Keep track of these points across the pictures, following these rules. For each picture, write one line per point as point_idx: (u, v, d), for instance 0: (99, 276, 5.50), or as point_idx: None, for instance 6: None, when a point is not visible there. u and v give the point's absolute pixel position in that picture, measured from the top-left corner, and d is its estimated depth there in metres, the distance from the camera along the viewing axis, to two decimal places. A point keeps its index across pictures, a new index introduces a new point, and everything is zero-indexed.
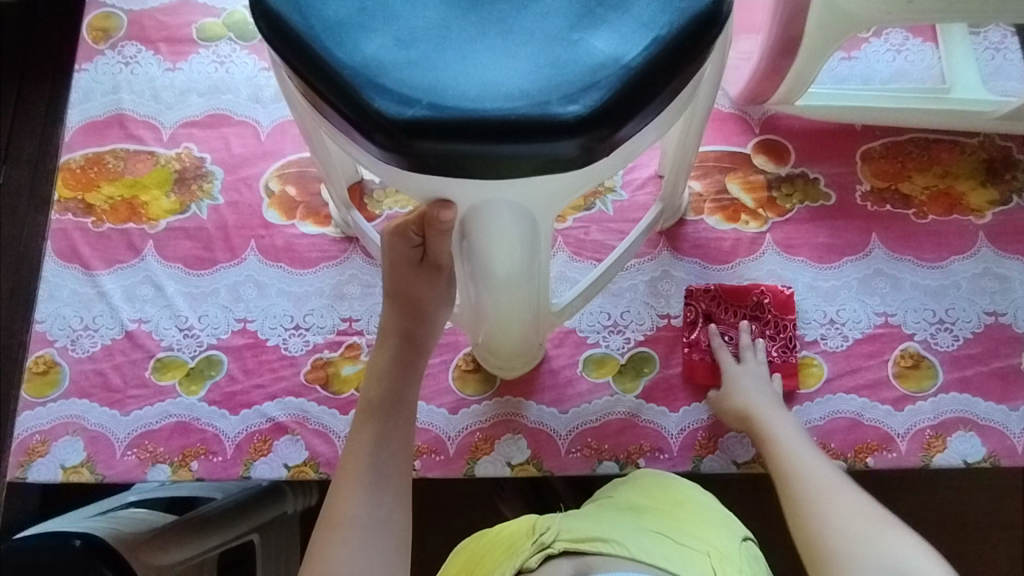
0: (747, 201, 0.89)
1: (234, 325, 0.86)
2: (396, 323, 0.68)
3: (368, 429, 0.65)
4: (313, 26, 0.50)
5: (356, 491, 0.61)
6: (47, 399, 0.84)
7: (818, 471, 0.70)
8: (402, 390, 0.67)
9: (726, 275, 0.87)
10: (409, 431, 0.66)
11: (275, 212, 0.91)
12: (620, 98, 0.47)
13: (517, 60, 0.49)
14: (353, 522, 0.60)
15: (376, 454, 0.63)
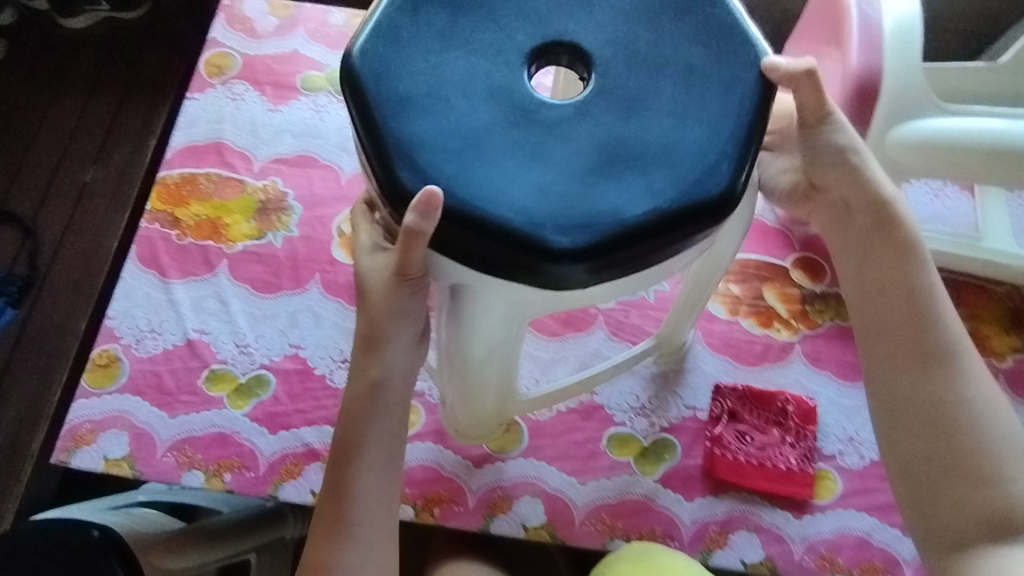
0: (781, 310, 0.95)
1: (287, 350, 0.92)
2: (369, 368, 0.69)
3: (341, 480, 0.69)
4: (382, 96, 0.59)
5: (327, 540, 0.69)
6: (102, 391, 0.89)
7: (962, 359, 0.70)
8: (371, 408, 0.70)
9: (752, 377, 0.91)
10: (383, 475, 0.70)
11: (342, 251, 0.98)
12: (603, 245, 0.55)
13: (538, 184, 0.57)
14: (333, 572, 0.68)
15: (352, 503, 0.69)
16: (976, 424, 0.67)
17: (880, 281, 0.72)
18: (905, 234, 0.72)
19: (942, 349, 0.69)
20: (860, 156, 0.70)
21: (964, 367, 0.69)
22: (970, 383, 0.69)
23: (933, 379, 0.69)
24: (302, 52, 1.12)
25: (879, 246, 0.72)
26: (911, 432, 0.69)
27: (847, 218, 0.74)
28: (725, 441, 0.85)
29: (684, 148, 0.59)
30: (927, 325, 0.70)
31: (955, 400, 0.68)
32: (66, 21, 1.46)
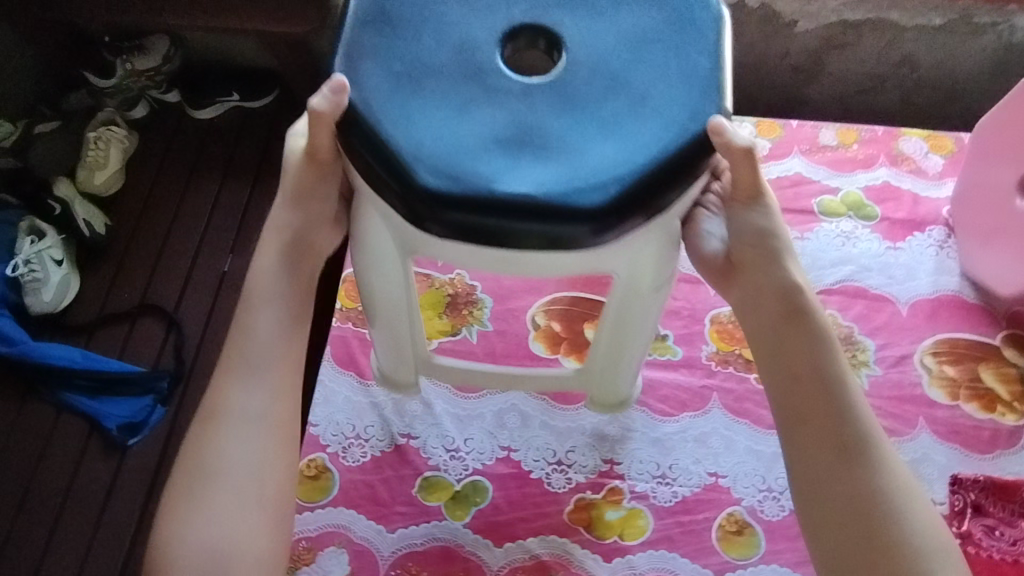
0: (1001, 392, 0.92)
1: (498, 453, 0.89)
2: (290, 219, 0.79)
3: (262, 316, 0.76)
4: (380, 27, 0.73)
5: (230, 379, 0.73)
6: (315, 504, 0.85)
7: (887, 456, 0.67)
8: (293, 274, 0.79)
9: (987, 466, 0.87)
10: (280, 329, 0.76)
11: (540, 345, 0.96)
12: (465, 198, 0.64)
13: (424, 126, 0.68)
14: (227, 414, 0.71)
15: (253, 339, 0.74)
16: (889, 517, 0.64)
17: (792, 366, 0.72)
18: (813, 327, 0.73)
19: (861, 435, 0.68)
20: (777, 243, 0.76)
21: (887, 457, 0.67)
22: (865, 463, 0.66)
23: (846, 464, 0.67)
24: None
25: (787, 330, 0.73)
26: (829, 506, 0.66)
27: (761, 305, 0.76)
28: (976, 537, 0.81)
29: (577, 167, 0.66)
30: (844, 410, 0.69)
31: (874, 488, 0.65)
32: (197, 113, 1.46)
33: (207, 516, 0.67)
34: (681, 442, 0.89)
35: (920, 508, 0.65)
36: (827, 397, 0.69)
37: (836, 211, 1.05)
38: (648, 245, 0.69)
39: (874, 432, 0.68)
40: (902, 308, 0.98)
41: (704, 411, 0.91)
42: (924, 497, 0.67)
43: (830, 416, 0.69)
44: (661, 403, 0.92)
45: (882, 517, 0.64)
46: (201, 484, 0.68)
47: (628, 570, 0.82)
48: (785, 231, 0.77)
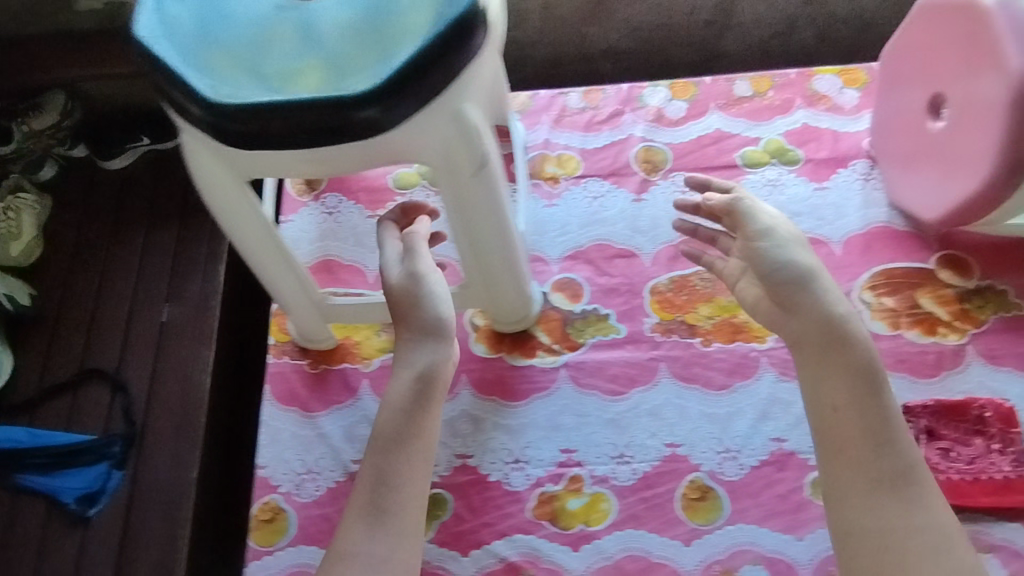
0: (941, 314, 0.92)
1: (455, 462, 0.87)
2: (415, 351, 0.77)
3: (388, 461, 0.73)
4: None
5: (360, 502, 0.71)
6: (275, 547, 0.83)
7: (935, 499, 0.71)
8: (417, 406, 0.75)
9: (936, 388, 0.88)
10: (399, 476, 0.73)
11: (482, 345, 0.94)
12: (257, 109, 0.58)
13: (212, 55, 0.62)
14: (353, 558, 0.68)
15: (391, 490, 0.72)
16: (926, 544, 0.68)
17: (833, 399, 0.74)
18: (843, 358, 0.75)
19: (908, 474, 0.71)
20: (821, 288, 0.77)
21: (932, 500, 0.70)
22: (892, 493, 0.70)
23: (880, 492, 0.70)
24: None
25: (815, 354, 0.76)
26: (863, 531, 0.69)
27: (802, 339, 0.77)
28: (932, 462, 0.84)
29: (361, 64, 0.61)
30: (882, 443, 0.72)
31: (916, 521, 0.69)
32: (107, 163, 1.41)
33: None
34: (635, 419, 0.89)
35: (959, 547, 0.68)
36: (876, 435, 0.72)
37: (759, 160, 1.04)
38: (436, 128, 0.62)
39: (918, 473, 0.71)
40: (836, 248, 0.97)
41: (654, 383, 0.91)
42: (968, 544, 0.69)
43: (882, 454, 0.71)
44: (610, 383, 0.91)
45: (919, 552, 0.67)
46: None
47: (597, 554, 0.81)
48: (827, 277, 0.78)
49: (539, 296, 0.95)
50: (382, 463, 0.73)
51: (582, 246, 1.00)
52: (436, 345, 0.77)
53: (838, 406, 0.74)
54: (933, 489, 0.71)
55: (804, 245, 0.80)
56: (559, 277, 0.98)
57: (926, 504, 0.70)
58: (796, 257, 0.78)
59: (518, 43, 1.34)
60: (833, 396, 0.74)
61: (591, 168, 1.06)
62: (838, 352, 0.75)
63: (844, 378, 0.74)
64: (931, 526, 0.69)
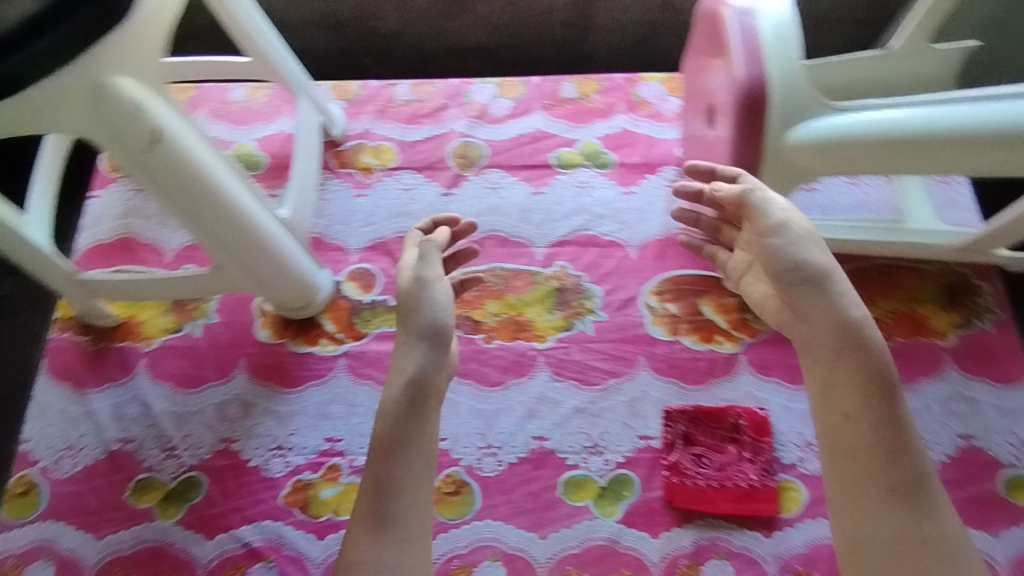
0: (720, 322, 0.94)
1: (216, 446, 0.87)
2: (418, 356, 0.74)
3: (382, 467, 0.69)
4: None
5: (365, 504, 0.68)
6: (23, 521, 0.84)
7: (943, 508, 0.64)
8: (417, 411, 0.72)
9: (703, 395, 0.89)
10: (422, 480, 0.70)
11: (266, 331, 0.94)
12: None
13: None
14: (363, 566, 0.65)
15: (389, 495, 0.68)
16: (930, 555, 0.61)
17: (841, 404, 0.68)
18: (853, 362, 0.68)
19: (914, 481, 0.64)
20: (834, 281, 0.71)
21: (943, 509, 0.64)
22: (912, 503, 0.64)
23: (894, 506, 0.63)
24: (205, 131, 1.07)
25: (828, 358, 0.70)
26: (880, 546, 0.62)
27: (813, 343, 0.71)
28: (683, 466, 0.85)
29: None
30: (895, 453, 0.65)
31: (924, 530, 0.62)
32: None
33: None
34: None
35: (971, 558, 0.61)
36: (884, 441, 0.65)
37: (572, 162, 1.05)
38: (73, 89, 0.63)
39: (930, 482, 0.64)
40: (631, 252, 0.98)
41: None
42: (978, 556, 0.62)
43: (888, 459, 0.65)
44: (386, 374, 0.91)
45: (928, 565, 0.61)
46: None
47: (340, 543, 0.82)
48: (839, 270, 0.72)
49: (327, 283, 0.94)
50: (390, 470, 0.69)
51: (383, 238, 1.00)
52: (433, 352, 0.75)
53: (842, 411, 0.68)
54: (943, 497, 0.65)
55: (820, 241, 0.72)
56: (355, 267, 0.98)
57: (937, 513, 0.63)
58: (808, 254, 0.71)
59: (380, 33, 1.32)
60: (835, 402, 0.68)
61: (407, 161, 1.05)
62: (849, 353, 0.68)
63: (850, 381, 0.68)
64: (945, 536, 0.62)
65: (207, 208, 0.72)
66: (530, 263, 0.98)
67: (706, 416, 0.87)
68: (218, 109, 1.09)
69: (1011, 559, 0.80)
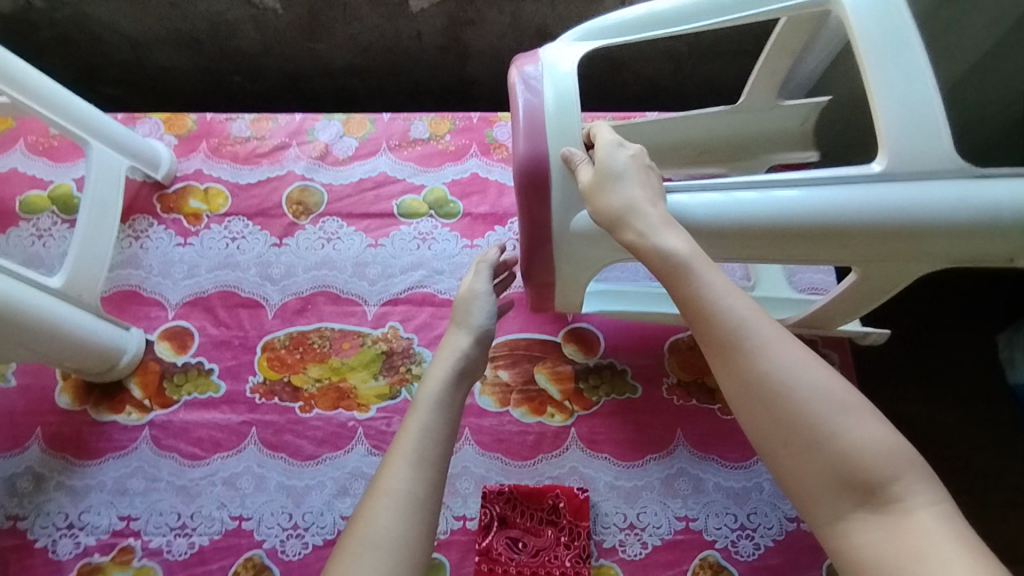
0: (553, 392, 0.89)
1: (3, 524, 0.82)
2: (464, 338, 0.74)
3: (421, 413, 0.64)
4: None
5: (399, 458, 0.59)
6: None
7: (769, 333, 0.52)
8: (450, 396, 0.67)
9: (527, 474, 0.85)
10: (450, 451, 0.63)
11: (66, 396, 0.88)
12: None
13: None
14: (396, 494, 0.57)
15: (427, 435, 0.62)
16: (782, 402, 0.50)
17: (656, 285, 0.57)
18: (689, 282, 0.55)
19: (735, 332, 0.52)
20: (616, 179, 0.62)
21: (771, 339, 0.51)
22: (809, 396, 0.49)
23: (724, 372, 0.52)
24: (22, 170, 0.99)
25: (675, 285, 0.56)
26: (787, 465, 0.50)
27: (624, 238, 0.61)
28: (495, 552, 0.81)
29: None
30: (703, 318, 0.54)
31: (760, 373, 0.50)
32: None
33: None
34: (208, 487, 0.84)
35: (814, 380, 0.50)
36: (694, 306, 0.54)
37: (417, 210, 0.98)
38: None
39: (747, 332, 0.52)
40: None
41: (239, 449, 0.85)
42: (822, 367, 0.51)
43: (704, 329, 0.53)
44: (193, 446, 0.85)
45: (783, 412, 0.49)
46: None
47: None
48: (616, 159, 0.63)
49: (133, 346, 0.88)
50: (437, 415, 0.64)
51: (204, 292, 0.94)
52: (478, 340, 0.75)
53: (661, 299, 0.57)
54: (766, 322, 0.53)
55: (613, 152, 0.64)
56: (171, 325, 0.92)
57: (769, 347, 0.51)
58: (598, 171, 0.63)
59: (242, 52, 1.21)
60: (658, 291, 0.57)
61: (238, 207, 0.98)
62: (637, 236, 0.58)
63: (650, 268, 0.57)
64: (781, 380, 0.50)
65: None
66: (360, 323, 0.92)
67: (525, 497, 0.83)
68: (37, 142, 1.01)
69: None
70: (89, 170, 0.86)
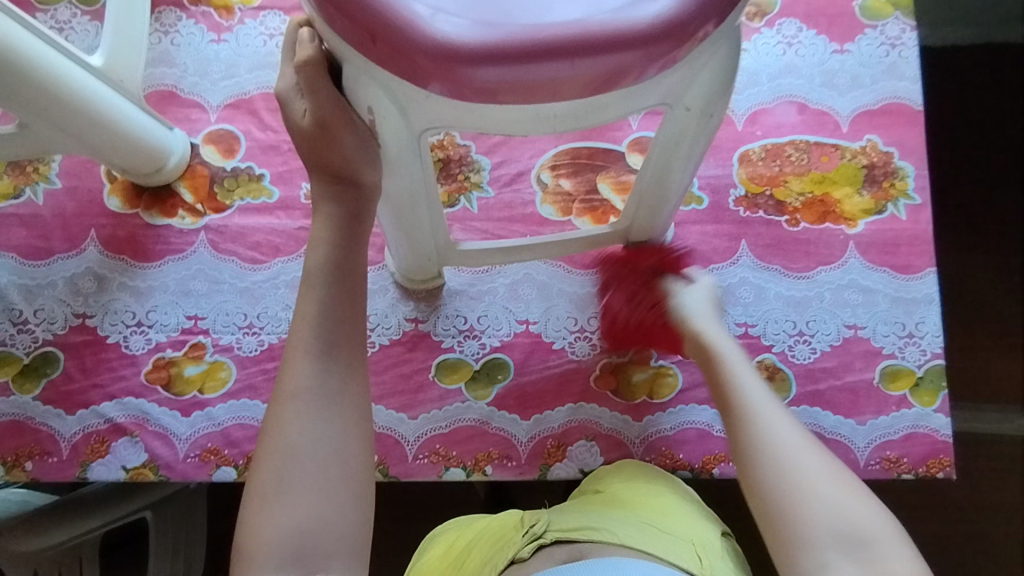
0: (618, 202, 0.87)
1: (71, 321, 0.83)
2: (328, 193, 0.62)
3: (312, 297, 0.60)
4: None
5: (304, 362, 0.58)
6: None
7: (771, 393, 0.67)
8: (349, 263, 0.62)
9: (590, 281, 0.86)
10: (357, 306, 0.61)
11: (116, 200, 0.86)
12: None
13: None
14: (303, 395, 0.57)
15: (320, 322, 0.59)
16: (797, 470, 0.59)
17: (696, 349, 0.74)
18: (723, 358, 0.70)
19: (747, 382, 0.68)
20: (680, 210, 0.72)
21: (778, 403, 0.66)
22: (810, 454, 0.60)
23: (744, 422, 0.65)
24: None
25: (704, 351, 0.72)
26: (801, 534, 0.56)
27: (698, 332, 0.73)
28: None
29: None
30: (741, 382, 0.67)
31: (777, 428, 0.63)
32: None
33: (287, 498, 0.54)
34: (271, 289, 0.84)
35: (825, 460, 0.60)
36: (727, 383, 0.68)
37: None
38: None
39: (760, 389, 0.67)
40: None
41: (298, 253, 0.84)
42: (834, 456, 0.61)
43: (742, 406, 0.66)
44: (251, 250, 0.84)
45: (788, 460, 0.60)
46: (276, 477, 0.55)
47: (206, 422, 0.80)
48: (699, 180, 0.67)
49: (178, 147, 0.84)
50: (334, 298, 0.60)
51: (246, 93, 0.87)
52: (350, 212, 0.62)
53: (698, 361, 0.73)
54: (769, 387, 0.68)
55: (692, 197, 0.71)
56: (214, 128, 0.87)
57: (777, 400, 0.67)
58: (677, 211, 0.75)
59: None
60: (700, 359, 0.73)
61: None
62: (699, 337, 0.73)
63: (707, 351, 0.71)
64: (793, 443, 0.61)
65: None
66: None
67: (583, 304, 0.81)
68: None
69: (871, 446, 0.81)
70: None
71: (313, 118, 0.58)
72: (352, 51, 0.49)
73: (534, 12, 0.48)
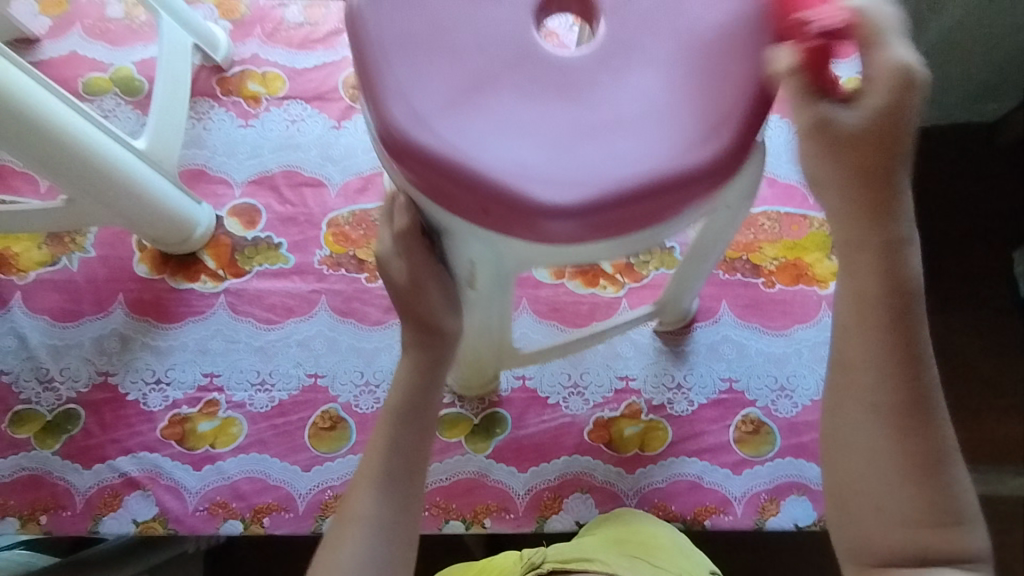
0: (606, 266, 0.94)
1: (94, 379, 0.88)
2: (414, 340, 0.64)
3: (385, 433, 0.63)
4: None
5: (368, 493, 0.60)
6: None
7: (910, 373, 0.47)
8: (424, 401, 0.64)
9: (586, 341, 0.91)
10: (426, 444, 0.64)
11: (145, 266, 0.93)
12: None
13: None
14: (362, 520, 0.59)
15: (392, 455, 0.62)
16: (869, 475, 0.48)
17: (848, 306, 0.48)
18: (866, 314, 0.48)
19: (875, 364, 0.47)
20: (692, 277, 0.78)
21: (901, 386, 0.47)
22: (892, 463, 0.47)
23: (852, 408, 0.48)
24: (82, 53, 1.01)
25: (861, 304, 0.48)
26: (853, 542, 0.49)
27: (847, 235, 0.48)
28: None
29: None
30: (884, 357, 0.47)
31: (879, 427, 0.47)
32: None
33: None
34: (284, 348, 0.90)
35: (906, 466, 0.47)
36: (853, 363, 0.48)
37: None
38: None
39: (892, 371, 0.47)
40: None
41: (311, 314, 0.91)
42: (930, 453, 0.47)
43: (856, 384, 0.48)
44: (267, 311, 0.91)
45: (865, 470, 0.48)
46: None
47: (216, 475, 0.84)
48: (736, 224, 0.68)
49: (205, 219, 0.92)
50: (406, 441, 0.62)
51: (268, 171, 0.97)
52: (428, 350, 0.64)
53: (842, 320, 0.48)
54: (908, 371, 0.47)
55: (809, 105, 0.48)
56: (238, 202, 0.96)
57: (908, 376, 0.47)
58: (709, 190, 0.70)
59: None
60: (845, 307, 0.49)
61: (296, 90, 1.00)
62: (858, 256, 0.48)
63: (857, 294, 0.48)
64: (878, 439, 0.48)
65: (57, 155, 0.74)
66: None
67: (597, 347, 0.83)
68: (94, 26, 1.02)
69: None
70: (162, 49, 0.90)
71: (407, 277, 0.60)
72: (458, 219, 0.51)
73: (614, 164, 0.48)
